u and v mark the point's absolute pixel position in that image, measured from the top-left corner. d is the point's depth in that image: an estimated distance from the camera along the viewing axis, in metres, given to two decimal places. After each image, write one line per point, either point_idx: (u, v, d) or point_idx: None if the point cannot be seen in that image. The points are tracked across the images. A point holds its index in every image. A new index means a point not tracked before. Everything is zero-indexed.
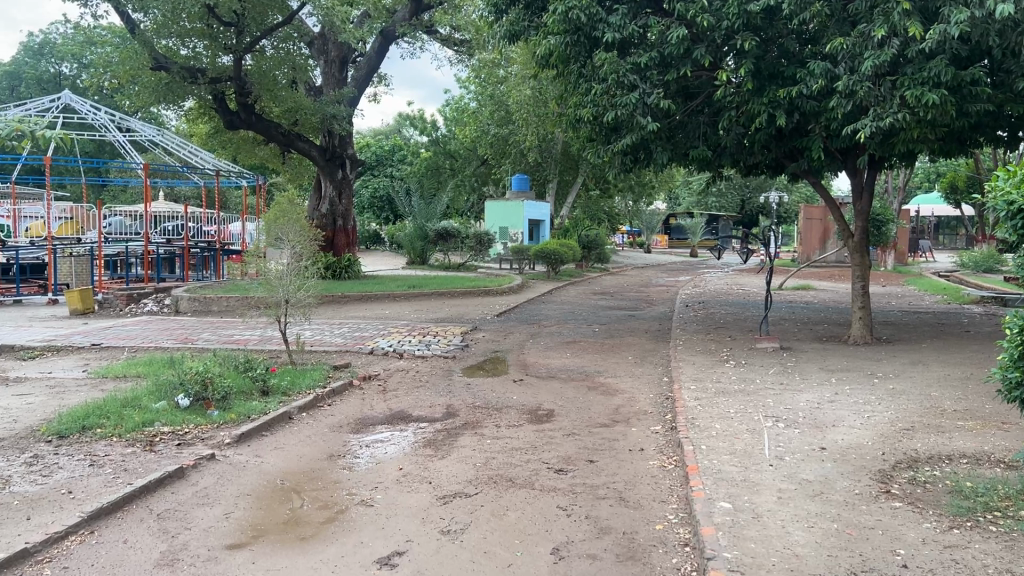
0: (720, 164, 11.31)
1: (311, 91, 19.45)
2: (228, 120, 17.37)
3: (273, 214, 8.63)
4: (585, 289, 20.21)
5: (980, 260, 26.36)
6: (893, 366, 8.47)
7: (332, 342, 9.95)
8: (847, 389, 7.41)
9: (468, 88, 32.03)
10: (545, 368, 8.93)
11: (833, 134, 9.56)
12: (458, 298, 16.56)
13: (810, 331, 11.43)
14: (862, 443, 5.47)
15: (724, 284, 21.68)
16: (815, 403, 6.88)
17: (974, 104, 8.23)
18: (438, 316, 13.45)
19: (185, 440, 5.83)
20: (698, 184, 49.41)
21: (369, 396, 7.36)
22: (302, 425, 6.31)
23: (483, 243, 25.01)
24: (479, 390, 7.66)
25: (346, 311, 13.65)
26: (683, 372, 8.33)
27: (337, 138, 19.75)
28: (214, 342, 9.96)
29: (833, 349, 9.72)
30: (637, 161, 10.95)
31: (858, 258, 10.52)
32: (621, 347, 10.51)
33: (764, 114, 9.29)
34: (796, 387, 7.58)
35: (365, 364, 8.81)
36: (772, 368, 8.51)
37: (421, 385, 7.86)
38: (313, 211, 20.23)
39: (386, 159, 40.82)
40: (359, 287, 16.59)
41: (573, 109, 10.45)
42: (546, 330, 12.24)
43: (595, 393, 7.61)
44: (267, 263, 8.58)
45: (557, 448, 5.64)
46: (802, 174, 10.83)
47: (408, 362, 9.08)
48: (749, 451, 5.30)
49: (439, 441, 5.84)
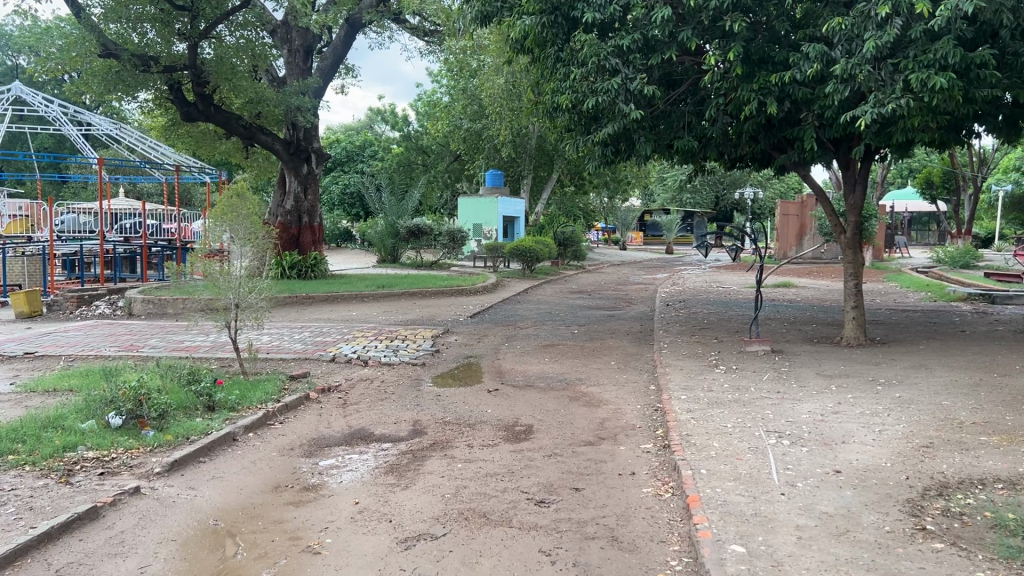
0: (705, 155, 10.72)
1: (274, 83, 18.77)
2: (186, 112, 16.53)
3: (219, 209, 7.65)
4: (562, 287, 19.59)
5: (958, 255, 26.07)
6: (895, 371, 7.89)
7: (290, 349, 9.20)
8: (850, 398, 6.80)
9: (440, 82, 31.31)
10: (522, 376, 8.24)
11: (826, 123, 8.99)
12: (429, 298, 15.83)
13: (798, 332, 10.87)
14: (881, 465, 4.84)
15: (702, 281, 21.18)
16: (818, 415, 6.25)
17: (981, 89, 7.67)
18: (408, 318, 12.71)
19: (109, 468, 5.08)
20: (673, 180, 49.09)
21: (327, 410, 6.64)
22: (247, 446, 5.57)
23: (456, 240, 24.29)
24: (449, 403, 6.96)
25: (310, 314, 12.89)
26: (671, 379, 7.69)
27: (302, 131, 18.91)
28: (163, 349, 9.19)
29: (827, 352, 9.13)
30: (618, 153, 10.32)
31: (850, 255, 9.97)
32: (602, 351, 9.86)
33: (753, 102, 8.69)
34: (795, 396, 6.95)
35: (325, 374, 8.06)
36: (766, 375, 7.90)
37: (385, 397, 7.12)
38: (276, 208, 19.35)
39: (356, 154, 40.06)
40: (324, 287, 15.83)
41: (550, 96, 9.77)
42: (522, 332, 11.56)
43: (577, 405, 6.93)
44: (213, 264, 7.74)
45: (538, 474, 4.96)
46: (792, 166, 10.25)
47: (372, 370, 8.35)
48: (756, 476, 4.65)
49: (403, 466, 5.13)
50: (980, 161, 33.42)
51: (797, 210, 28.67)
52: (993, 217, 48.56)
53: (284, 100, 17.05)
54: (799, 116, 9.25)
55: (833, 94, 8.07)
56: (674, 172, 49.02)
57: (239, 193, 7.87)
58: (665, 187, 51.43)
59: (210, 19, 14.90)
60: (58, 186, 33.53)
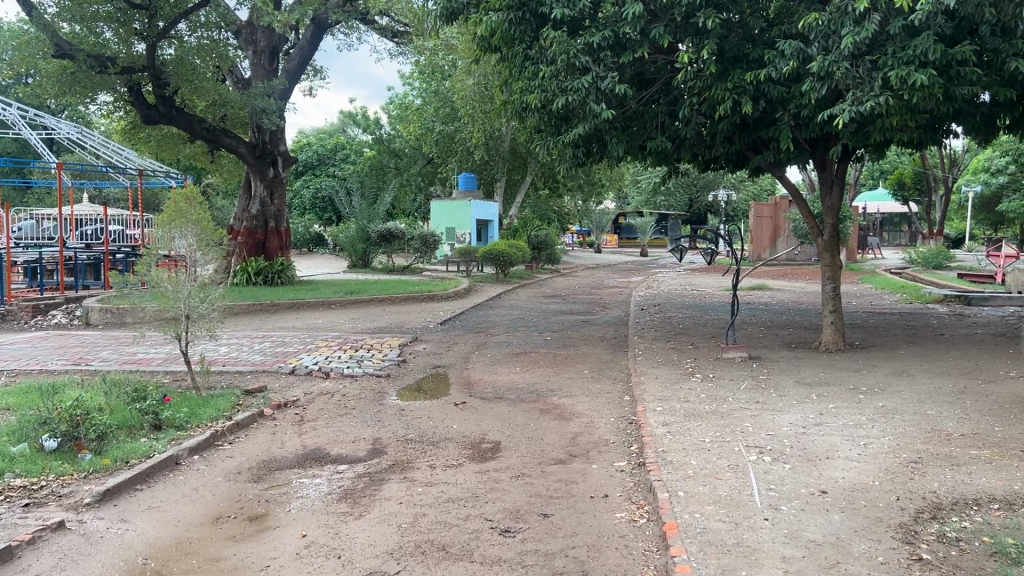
0: (679, 157, 10.45)
1: (239, 85, 18.31)
2: (146, 115, 16.01)
3: (168, 214, 7.24)
4: (536, 292, 19.26)
5: (931, 256, 26.08)
6: (877, 378, 7.63)
7: (248, 361, 8.77)
8: (832, 408, 6.52)
9: (412, 84, 30.90)
10: (491, 387, 7.88)
11: (802, 122, 8.76)
12: (399, 304, 15.41)
13: (776, 337, 10.62)
14: (868, 484, 4.53)
15: (677, 284, 20.93)
16: (799, 427, 5.96)
17: (961, 86, 7.46)
18: (376, 326, 12.29)
19: (36, 498, 4.63)
20: (648, 183, 49.02)
21: (281, 429, 6.23)
22: (191, 471, 5.16)
23: (428, 245, 23.82)
24: (412, 418, 6.58)
25: (273, 323, 12.41)
26: (646, 390, 7.37)
27: (268, 134, 18.43)
28: (113, 363, 8.72)
29: (806, 358, 8.86)
30: (590, 154, 10.01)
31: (828, 257, 9.70)
32: (575, 359, 9.51)
33: (728, 101, 8.42)
34: (775, 407, 6.66)
35: (283, 388, 7.64)
36: (744, 384, 7.61)
37: (345, 414, 6.72)
38: (242, 213, 18.87)
39: (327, 158, 39.56)
40: (289, 294, 15.37)
41: (519, 96, 9.43)
42: (493, 340, 11.19)
43: (548, 418, 6.58)
44: (160, 274, 7.30)
45: (503, 499, 4.60)
46: (767, 167, 10.00)
47: (334, 383, 7.94)
48: (737, 499, 4.32)
49: (359, 491, 4.76)
50: (951, 162, 33.60)
51: (771, 212, 28.57)
52: (962, 218, 49.03)
53: (249, 102, 16.54)
54: (775, 116, 9.00)
55: (810, 92, 7.83)
56: (648, 174, 48.91)
57: (188, 198, 7.48)
58: (639, 190, 51.29)
59: (168, 18, 14.35)
60: (19, 192, 32.65)
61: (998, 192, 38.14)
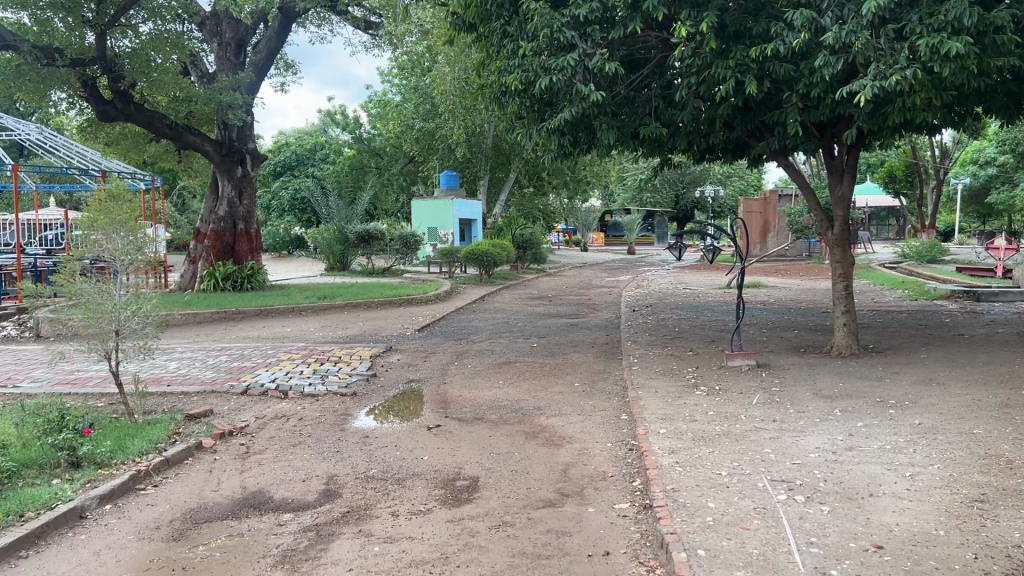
0: (673, 146, 9.56)
1: (205, 79, 17.37)
2: (102, 112, 15.11)
3: (87, 212, 6.07)
4: (521, 294, 18.37)
5: (924, 251, 25.45)
6: (905, 389, 6.76)
7: (197, 379, 7.82)
8: (862, 428, 5.64)
9: (391, 81, 29.98)
10: (470, 406, 6.94)
11: (812, 104, 7.92)
12: (375, 309, 14.47)
13: (782, 341, 9.74)
14: (932, 534, 3.67)
15: (669, 283, 20.04)
16: (829, 453, 5.08)
17: (996, 58, 6.64)
18: (348, 334, 11.33)
19: None
20: (633, 180, 48.33)
21: (221, 466, 5.28)
22: (98, 528, 4.21)
23: (410, 246, 22.92)
24: (377, 448, 5.63)
25: (237, 333, 11.44)
26: (646, 407, 6.45)
27: (235, 131, 17.44)
28: (44, 383, 7.71)
29: (821, 365, 7.99)
30: (578, 144, 9.11)
31: (839, 253, 8.80)
32: (564, 369, 8.60)
33: (730, 80, 7.57)
34: (796, 427, 5.76)
35: (232, 413, 6.69)
36: (756, 398, 6.71)
37: (297, 444, 5.77)
38: (209, 214, 17.79)
39: (306, 158, 38.63)
40: (256, 300, 14.39)
41: (496, 78, 8.51)
42: (473, 348, 10.26)
43: (535, 445, 5.66)
44: (80, 284, 6.15)
45: (480, 561, 3.69)
46: (770, 155, 9.12)
47: (292, 405, 7.00)
48: (772, 559, 3.45)
49: (300, 553, 3.83)
50: (942, 154, 33.03)
51: (761, 207, 27.63)
52: (951, 210, 48.64)
53: (212, 96, 15.53)
54: (781, 97, 8.15)
55: (824, 67, 7.00)
56: (634, 171, 48.01)
57: (116, 195, 6.32)
58: (624, 187, 50.37)
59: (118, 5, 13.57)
60: None
61: (986, 185, 37.60)
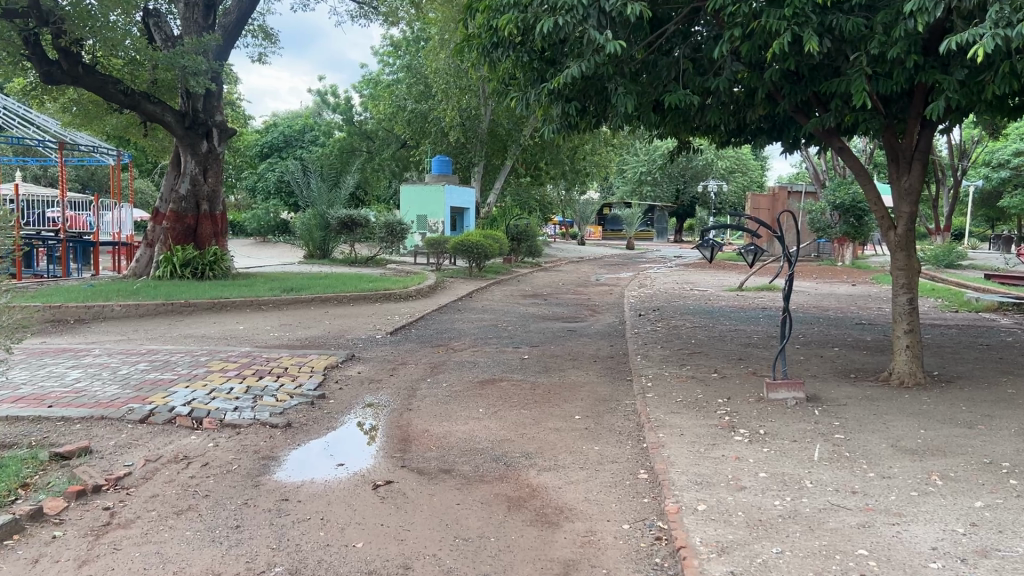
0: (701, 122, 7.85)
1: (167, 43, 15.34)
2: (46, 73, 13.28)
3: None
4: (515, 290, 16.68)
5: (943, 254, 23.74)
6: (1018, 444, 5.07)
7: (92, 399, 6.07)
8: (986, 513, 3.95)
9: (385, 60, 28.25)
10: (436, 450, 5.22)
11: (884, 68, 6.25)
12: (347, 305, 12.74)
13: (827, 362, 7.99)
14: None
15: (675, 282, 18.46)
16: (960, 563, 3.39)
17: None
18: (308, 336, 9.61)
19: None
20: (634, 173, 46.68)
21: (56, 552, 3.57)
22: None
23: (395, 234, 20.78)
24: (292, 524, 3.92)
25: (178, 331, 9.72)
26: (672, 462, 4.76)
27: (200, 101, 15.60)
28: None
29: (888, 401, 6.28)
30: (584, 114, 7.40)
31: (901, 258, 7.04)
32: (561, 394, 6.89)
33: (788, 32, 5.86)
34: (890, 506, 4.08)
35: (115, 453, 4.97)
36: (817, 451, 5.00)
37: (184, 514, 4.05)
38: (169, 192, 16.02)
39: (294, 140, 36.91)
40: (211, 291, 12.67)
41: (488, 25, 6.84)
42: (453, 359, 8.55)
43: (524, 523, 3.98)
44: None
45: None
46: (820, 135, 7.40)
47: (202, 440, 5.30)
48: None
49: None
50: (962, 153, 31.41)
51: (769, 204, 25.86)
52: (961, 214, 46.98)
53: (174, 61, 13.62)
54: (845, 59, 6.47)
55: (919, 14, 5.33)
56: (635, 163, 46.39)
57: None
58: (624, 180, 48.67)
59: None
60: None
61: (1001, 188, 35.90)
